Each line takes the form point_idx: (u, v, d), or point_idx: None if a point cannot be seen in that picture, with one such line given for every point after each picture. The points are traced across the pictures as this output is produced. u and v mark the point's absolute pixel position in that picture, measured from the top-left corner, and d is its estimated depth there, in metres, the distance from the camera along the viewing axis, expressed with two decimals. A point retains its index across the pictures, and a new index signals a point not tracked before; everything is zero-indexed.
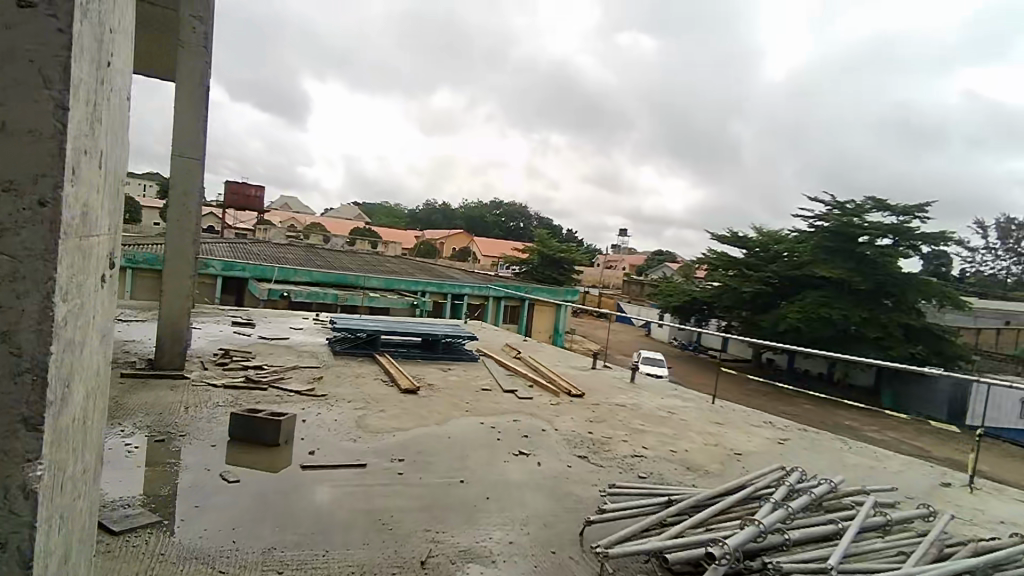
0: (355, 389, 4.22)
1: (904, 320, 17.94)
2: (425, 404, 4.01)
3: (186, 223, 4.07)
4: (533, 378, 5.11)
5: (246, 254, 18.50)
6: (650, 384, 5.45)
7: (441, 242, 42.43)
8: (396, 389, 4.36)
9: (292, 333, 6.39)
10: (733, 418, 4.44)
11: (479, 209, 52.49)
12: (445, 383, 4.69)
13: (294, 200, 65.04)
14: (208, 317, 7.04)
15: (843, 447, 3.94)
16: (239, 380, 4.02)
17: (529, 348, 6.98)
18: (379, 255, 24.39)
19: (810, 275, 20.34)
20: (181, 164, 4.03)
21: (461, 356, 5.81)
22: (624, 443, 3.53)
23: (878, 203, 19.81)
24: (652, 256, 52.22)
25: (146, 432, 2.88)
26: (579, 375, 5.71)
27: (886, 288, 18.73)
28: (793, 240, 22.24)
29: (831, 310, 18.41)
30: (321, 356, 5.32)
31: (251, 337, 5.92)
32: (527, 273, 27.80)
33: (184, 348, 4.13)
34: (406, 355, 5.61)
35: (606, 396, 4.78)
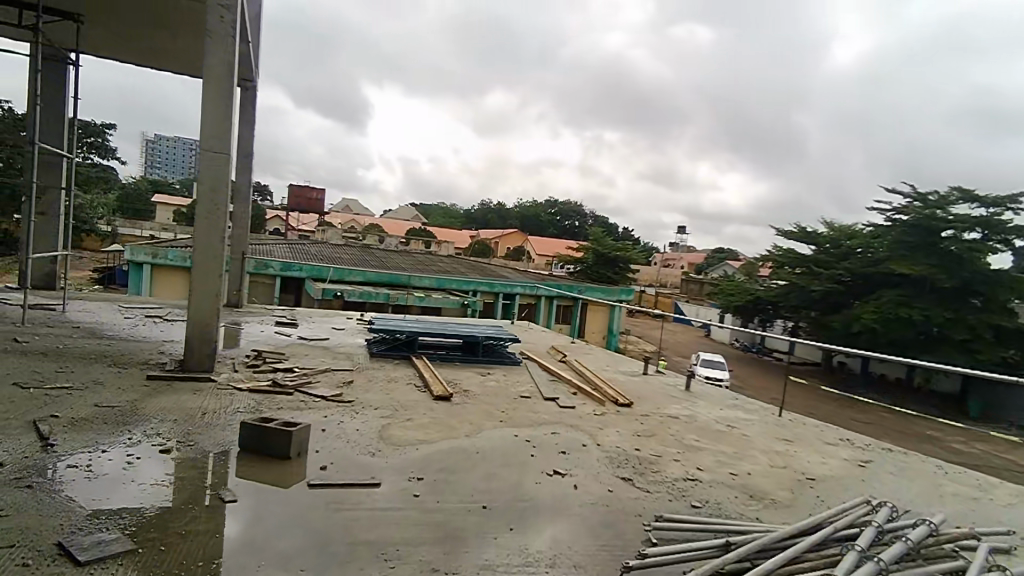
0: (386, 395, 3.98)
1: (995, 322, 16.38)
2: (456, 413, 3.72)
3: (214, 220, 3.92)
4: (577, 384, 4.74)
5: (304, 255, 18.92)
6: (708, 393, 4.98)
7: (495, 242, 42.48)
8: (429, 395, 4.09)
9: (332, 333, 6.27)
10: (804, 435, 3.92)
11: (534, 208, 52.29)
12: (482, 389, 4.40)
13: (353, 202, 66.92)
14: (254, 318, 7.06)
15: (938, 474, 3.38)
16: (267, 384, 3.84)
17: (577, 351, 6.61)
18: (432, 255, 24.53)
19: (886, 273, 18.93)
20: (210, 158, 3.90)
21: (501, 359, 5.50)
22: (675, 463, 3.11)
23: (965, 194, 18.17)
24: (712, 254, 50.55)
25: (156, 441, 2.71)
26: (628, 381, 5.29)
27: (973, 287, 17.16)
28: (867, 235, 20.77)
29: (911, 311, 17.04)
30: (357, 358, 5.14)
31: (290, 338, 5.82)
32: (581, 272, 27.30)
33: (213, 348, 4.00)
34: (445, 358, 5.35)
35: (658, 406, 4.35)
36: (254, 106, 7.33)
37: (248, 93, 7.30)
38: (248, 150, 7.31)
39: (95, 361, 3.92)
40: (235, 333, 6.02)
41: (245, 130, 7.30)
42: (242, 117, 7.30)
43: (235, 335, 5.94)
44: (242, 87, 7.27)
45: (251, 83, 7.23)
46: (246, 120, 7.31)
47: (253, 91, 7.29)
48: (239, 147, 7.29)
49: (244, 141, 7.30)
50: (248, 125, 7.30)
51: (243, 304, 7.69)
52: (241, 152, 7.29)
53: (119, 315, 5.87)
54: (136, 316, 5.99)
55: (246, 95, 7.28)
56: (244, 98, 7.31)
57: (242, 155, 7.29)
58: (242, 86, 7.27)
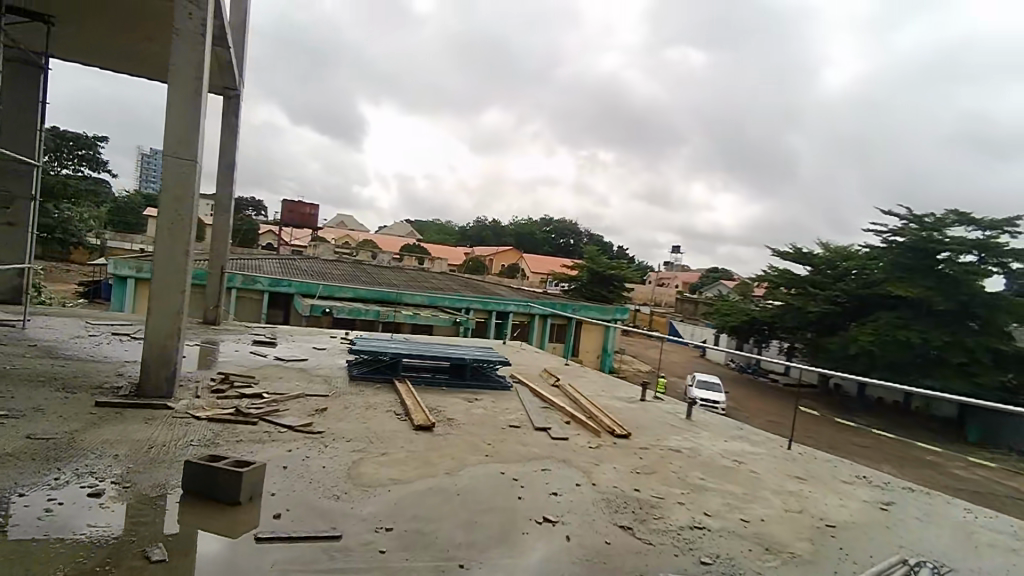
0: (361, 424, 3.63)
1: (993, 345, 16.20)
2: (438, 446, 3.37)
3: (175, 232, 3.60)
4: (570, 413, 4.40)
5: (293, 270, 18.59)
6: (710, 423, 4.66)
7: (490, 259, 42.26)
8: (409, 424, 3.74)
9: (312, 353, 5.92)
10: (818, 474, 3.59)
11: (529, 226, 52.23)
12: (467, 418, 4.06)
13: (348, 217, 66.78)
14: (231, 336, 6.70)
15: (968, 520, 3.06)
16: (230, 412, 3.49)
17: (570, 374, 6.27)
18: (425, 272, 24.24)
19: (883, 295, 18.76)
20: (174, 166, 3.58)
21: (491, 383, 5.16)
22: (679, 508, 2.78)
23: (961, 216, 18.09)
24: (707, 273, 50.49)
25: (87, 482, 2.37)
26: (626, 408, 4.95)
27: (971, 309, 17.00)
28: (864, 256, 20.63)
29: (909, 333, 16.84)
30: (335, 381, 4.79)
31: (265, 359, 5.46)
32: (576, 290, 27.05)
33: (173, 371, 3.66)
34: (430, 382, 5.01)
35: (658, 438, 4.02)
36: (237, 115, 7.06)
37: (231, 101, 7.03)
38: (230, 161, 7.01)
39: (39, 385, 3.56)
40: (208, 353, 5.66)
41: (227, 140, 7.01)
42: (225, 126, 7.02)
43: (207, 355, 5.58)
44: (225, 95, 7.01)
45: (234, 91, 6.96)
46: (229, 129, 7.02)
47: (237, 100, 7.02)
48: (221, 158, 7.00)
49: (226, 152, 7.01)
50: (231, 134, 7.02)
51: (221, 321, 7.34)
52: (223, 163, 6.99)
53: (82, 333, 5.50)
54: (102, 334, 5.63)
55: (230, 104, 7.02)
56: (228, 108, 7.05)
57: (224, 165, 7.00)
58: (226, 95, 7.00)
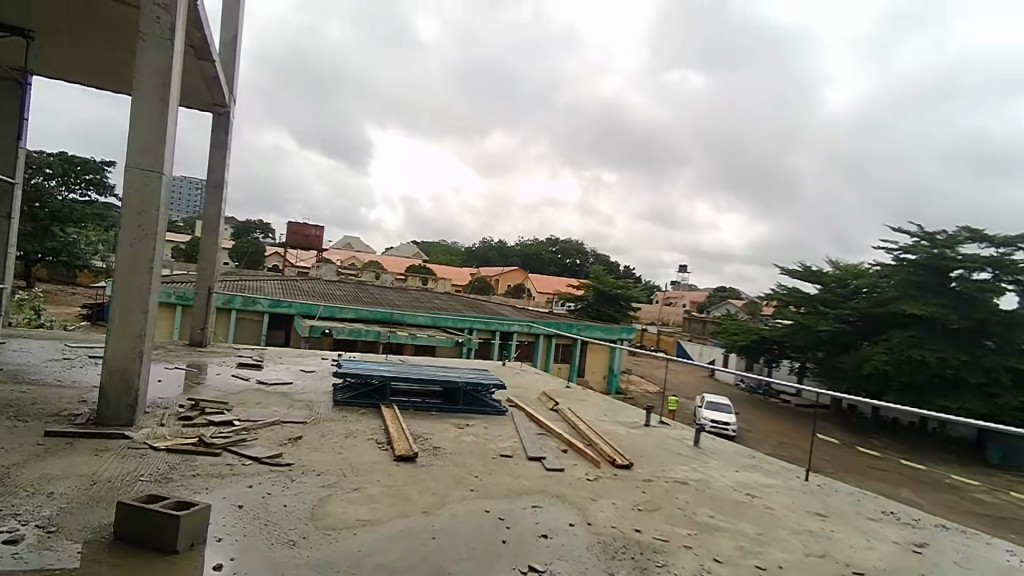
0: (335, 454, 3.33)
1: (1011, 364, 15.72)
2: (420, 479, 3.07)
3: (138, 248, 3.38)
4: (567, 441, 4.08)
5: (295, 291, 18.40)
6: (721, 451, 4.32)
7: (495, 280, 42.06)
8: (390, 454, 3.44)
9: (298, 376, 5.63)
10: (840, 511, 3.23)
11: (535, 246, 52.09)
12: (456, 446, 3.75)
13: (354, 239, 67.01)
14: (217, 358, 6.43)
15: (1013, 563, 2.72)
16: (191, 443, 3.21)
17: (571, 398, 5.95)
18: (428, 292, 24.02)
19: (895, 314, 18.33)
20: (137, 177, 3.36)
21: (484, 408, 4.85)
22: (685, 552, 2.45)
23: (973, 233, 17.74)
24: (715, 292, 50.08)
25: (5, 526, 2.08)
26: (628, 435, 4.61)
27: (987, 328, 16.55)
28: (874, 274, 20.24)
29: (923, 352, 16.38)
30: (317, 407, 4.49)
31: (247, 383, 5.18)
32: (581, 310, 26.72)
33: (133, 397, 3.40)
34: (419, 407, 4.70)
35: (663, 468, 3.69)
36: (227, 132, 6.89)
37: (221, 118, 6.88)
38: (220, 178, 6.83)
39: None
40: (188, 377, 5.38)
41: (217, 157, 6.83)
42: (214, 143, 6.84)
43: (187, 379, 5.29)
44: (215, 112, 6.85)
45: (224, 108, 6.81)
46: (218, 147, 6.85)
47: (227, 117, 6.86)
48: (210, 176, 6.82)
49: (215, 169, 6.83)
50: (220, 151, 6.84)
51: (208, 343, 7.07)
52: (212, 180, 6.81)
53: (57, 357, 5.24)
54: (77, 358, 5.37)
55: (219, 121, 6.86)
56: (217, 124, 6.88)
57: (213, 183, 6.81)
58: (215, 112, 6.84)
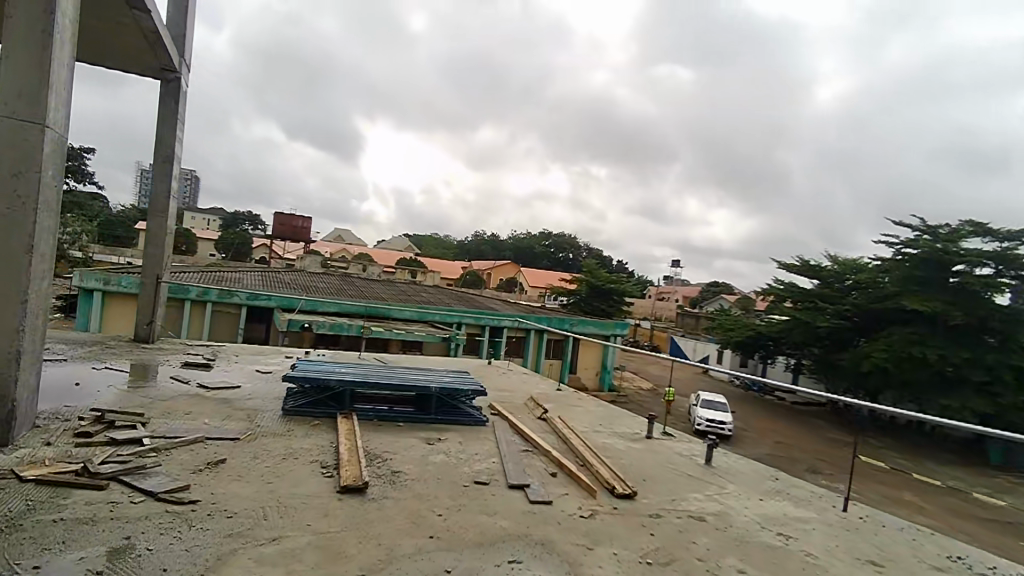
0: (259, 483, 2.65)
1: (1015, 362, 15.22)
2: (365, 521, 2.37)
3: (13, 219, 2.68)
4: (557, 461, 3.39)
5: (276, 283, 17.63)
6: (738, 472, 3.64)
7: (486, 273, 41.34)
8: (334, 485, 2.72)
9: (248, 378, 4.91)
10: (898, 560, 2.56)
11: (528, 240, 51.33)
12: (420, 471, 3.04)
13: (345, 231, 66.21)
14: (163, 357, 5.71)
15: None
16: (72, 472, 2.52)
17: (562, 403, 5.27)
18: (417, 285, 23.28)
19: (895, 309, 17.79)
20: (9, 129, 2.66)
21: (461, 418, 4.16)
22: None
23: (977, 227, 17.21)
24: (708, 288, 49.54)
25: None
26: (627, 450, 3.94)
27: (989, 325, 16.06)
28: (874, 269, 19.70)
29: (926, 350, 15.81)
30: (259, 417, 3.78)
31: (185, 387, 4.47)
32: (573, 305, 26.09)
33: (9, 408, 2.68)
34: (384, 416, 4.00)
35: (675, 498, 3.02)
36: (177, 100, 6.13)
37: (170, 86, 6.13)
38: (169, 152, 6.08)
39: None
40: (119, 379, 4.65)
41: (165, 127, 6.08)
42: (163, 113, 6.08)
43: (118, 382, 4.58)
44: (163, 78, 6.10)
45: (174, 73, 6.07)
46: (167, 117, 6.09)
47: (177, 84, 6.11)
48: (158, 149, 6.07)
49: (163, 143, 6.08)
50: (169, 122, 6.09)
51: (157, 339, 6.34)
52: (159, 153, 6.06)
53: None
54: None
55: (168, 89, 6.11)
56: (165, 92, 6.12)
57: (160, 157, 6.06)
58: (163, 78, 6.08)
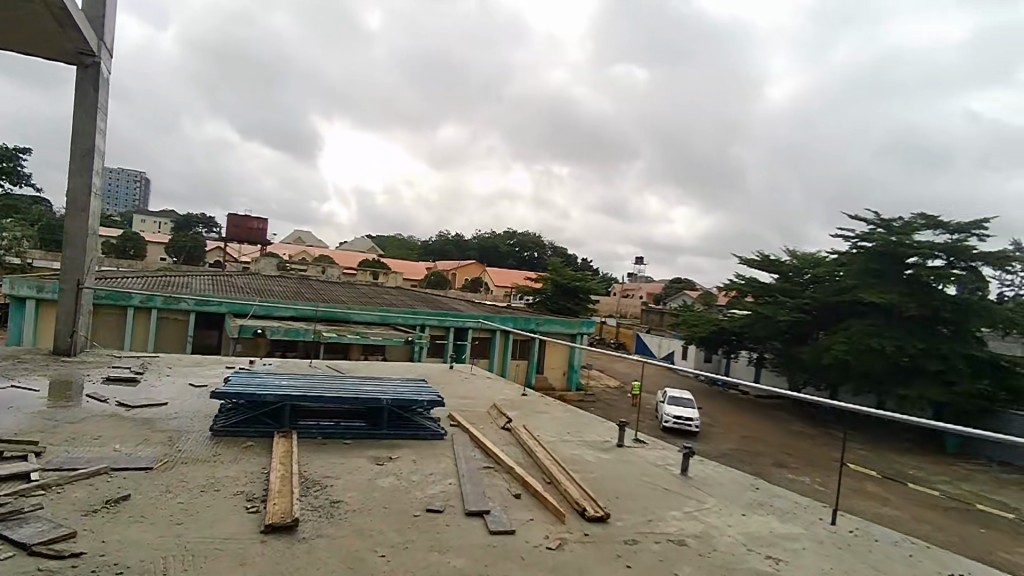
0: (166, 528, 2.22)
1: (968, 351, 15.60)
2: (288, 571, 1.97)
3: None
4: (521, 479, 3.05)
5: (229, 287, 16.83)
6: (717, 483, 3.36)
7: (451, 274, 40.79)
8: (259, 524, 2.31)
9: (178, 393, 4.41)
10: None
11: (492, 239, 50.96)
12: (363, 500, 2.65)
13: (306, 232, 64.66)
14: (84, 370, 5.14)
15: None
16: None
17: (528, 410, 4.93)
18: (379, 287, 22.68)
19: (853, 302, 18.10)
20: None
21: (417, 432, 3.77)
22: None
23: (929, 220, 17.62)
24: (671, 284, 50.12)
25: None
26: (598, 462, 3.62)
27: (942, 315, 16.46)
28: (832, 263, 20.04)
29: (883, 341, 16.10)
30: (181, 440, 3.32)
31: (102, 406, 3.96)
32: (539, 304, 25.86)
33: None
34: (330, 434, 3.58)
35: (653, 519, 2.71)
36: (97, 87, 5.55)
37: (88, 71, 5.54)
38: (88, 145, 5.50)
39: None
40: (25, 399, 4.10)
41: (83, 118, 5.49)
42: (80, 102, 5.50)
43: (25, 401, 4.03)
44: (80, 63, 5.51)
45: (93, 58, 5.49)
46: (85, 106, 5.51)
47: (96, 70, 5.53)
48: (75, 142, 5.49)
49: (81, 134, 5.50)
50: (87, 112, 5.52)
51: (80, 351, 5.74)
52: (77, 146, 5.48)
53: None
54: None
55: (86, 75, 5.53)
56: (83, 79, 5.53)
57: (78, 150, 5.48)
58: (80, 63, 5.49)
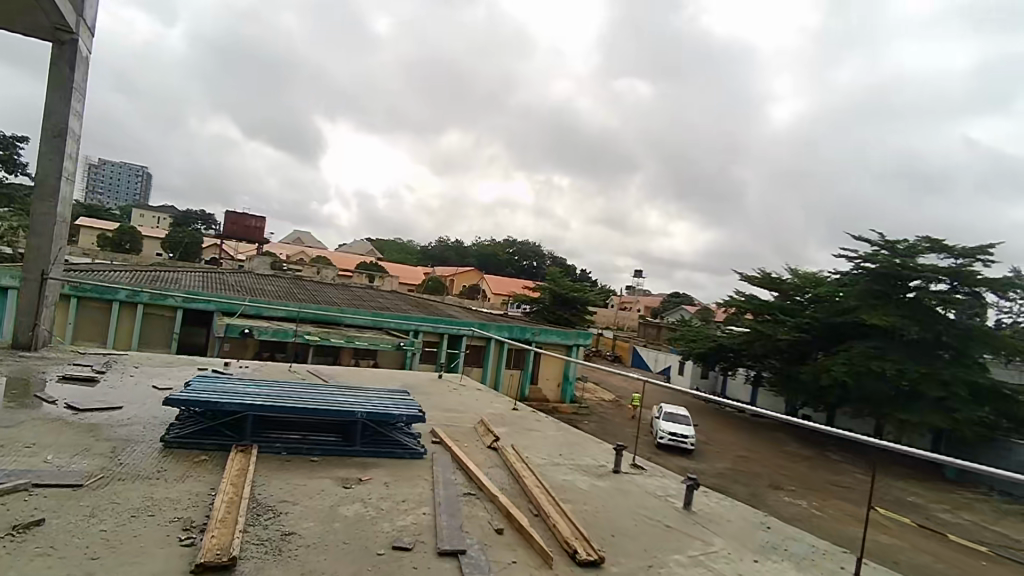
0: (76, 564, 1.85)
1: (970, 378, 15.29)
2: None
3: None
4: (505, 510, 2.70)
5: (219, 285, 16.46)
6: (725, 521, 3.01)
7: (449, 280, 40.48)
8: (189, 562, 1.95)
9: (138, 397, 4.04)
10: None
11: (491, 247, 50.74)
12: (319, 532, 2.29)
13: (305, 233, 64.42)
14: (42, 367, 4.76)
15: None
16: None
17: (517, 427, 4.57)
18: (373, 290, 22.34)
19: (854, 323, 17.79)
20: None
21: (393, 450, 3.42)
22: None
23: (933, 243, 17.37)
24: (670, 298, 49.92)
25: None
26: (591, 489, 3.27)
27: (944, 340, 16.16)
28: (834, 283, 19.76)
29: (883, 364, 15.78)
30: (126, 452, 2.96)
31: (49, 409, 3.59)
32: (536, 314, 25.53)
33: None
34: (295, 449, 3.22)
35: (654, 566, 2.35)
36: (74, 66, 5.23)
37: (65, 49, 5.22)
38: (60, 127, 5.16)
39: None
40: None
41: (57, 99, 5.17)
42: (55, 82, 5.18)
43: None
44: (57, 40, 5.18)
45: (71, 34, 5.17)
46: (60, 86, 5.19)
47: (74, 48, 5.21)
48: (48, 124, 5.15)
49: (54, 115, 5.17)
50: (62, 92, 5.19)
51: (43, 346, 5.38)
52: (49, 127, 5.14)
53: None
54: None
55: (62, 52, 5.20)
56: (59, 56, 5.20)
57: (50, 132, 5.14)
58: (58, 40, 5.17)
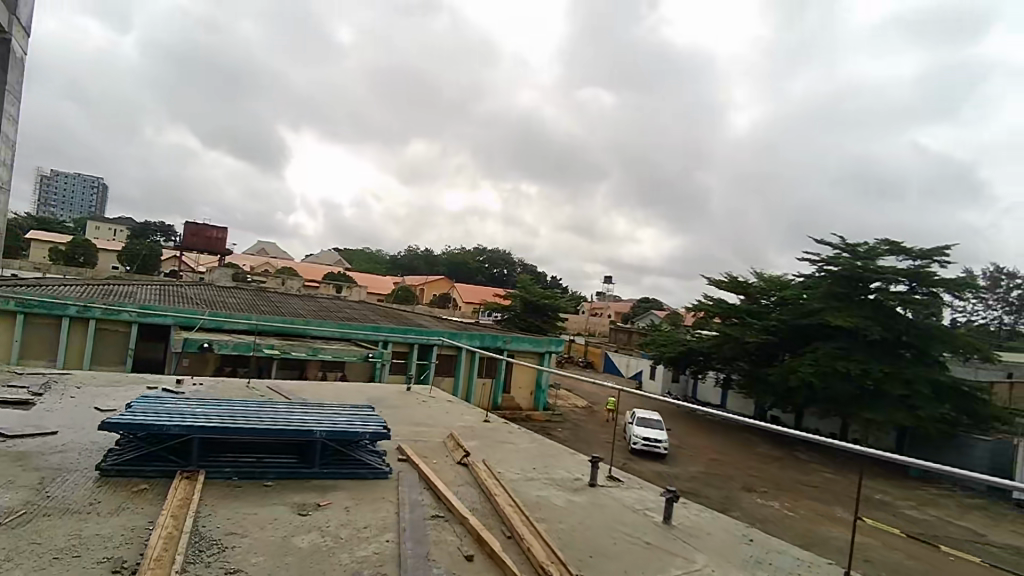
0: None
1: (930, 376, 15.70)
2: None
3: None
4: (476, 533, 2.51)
5: (177, 298, 15.86)
6: (707, 535, 2.88)
7: (419, 289, 40.03)
8: None
9: (77, 420, 3.72)
10: None
11: (462, 256, 50.44)
12: (268, 568, 2.07)
13: (271, 244, 63.09)
14: None
15: None
16: None
17: (490, 440, 4.38)
18: (341, 301, 21.87)
19: (819, 324, 18.12)
20: None
21: (355, 470, 3.19)
22: None
23: (892, 245, 17.85)
24: (640, 303, 50.39)
25: None
26: (567, 506, 3.10)
27: (905, 339, 16.57)
28: (799, 285, 20.13)
29: (848, 364, 16.08)
30: (55, 483, 2.67)
31: None
32: (507, 321, 25.37)
33: None
34: (248, 473, 2.98)
35: None
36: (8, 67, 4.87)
37: None
38: None
39: None
40: None
41: None
42: None
43: None
44: None
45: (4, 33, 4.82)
46: None
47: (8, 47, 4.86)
48: None
49: None
50: None
51: None
52: None
53: None
54: None
55: None
56: None
57: None
58: None
